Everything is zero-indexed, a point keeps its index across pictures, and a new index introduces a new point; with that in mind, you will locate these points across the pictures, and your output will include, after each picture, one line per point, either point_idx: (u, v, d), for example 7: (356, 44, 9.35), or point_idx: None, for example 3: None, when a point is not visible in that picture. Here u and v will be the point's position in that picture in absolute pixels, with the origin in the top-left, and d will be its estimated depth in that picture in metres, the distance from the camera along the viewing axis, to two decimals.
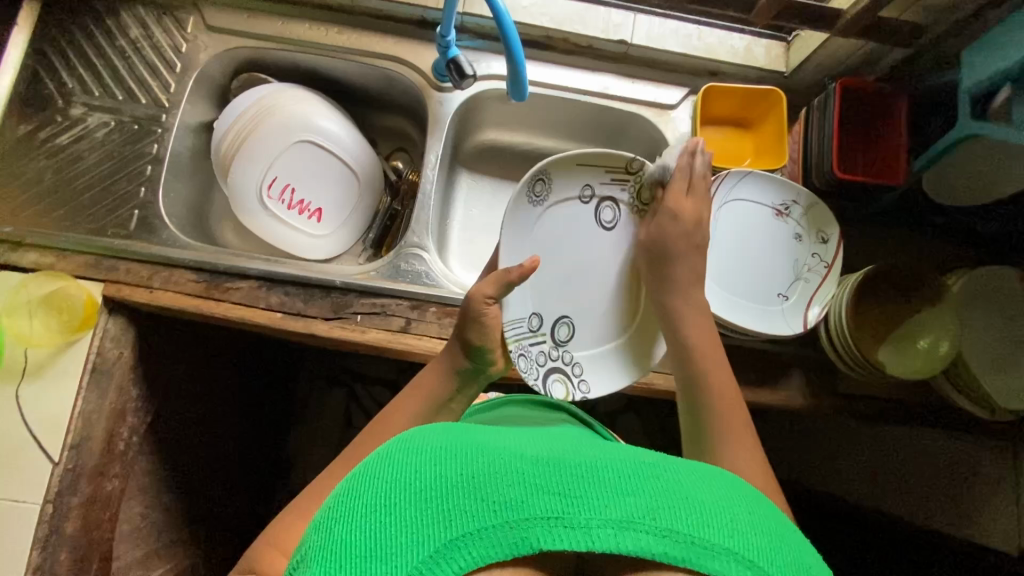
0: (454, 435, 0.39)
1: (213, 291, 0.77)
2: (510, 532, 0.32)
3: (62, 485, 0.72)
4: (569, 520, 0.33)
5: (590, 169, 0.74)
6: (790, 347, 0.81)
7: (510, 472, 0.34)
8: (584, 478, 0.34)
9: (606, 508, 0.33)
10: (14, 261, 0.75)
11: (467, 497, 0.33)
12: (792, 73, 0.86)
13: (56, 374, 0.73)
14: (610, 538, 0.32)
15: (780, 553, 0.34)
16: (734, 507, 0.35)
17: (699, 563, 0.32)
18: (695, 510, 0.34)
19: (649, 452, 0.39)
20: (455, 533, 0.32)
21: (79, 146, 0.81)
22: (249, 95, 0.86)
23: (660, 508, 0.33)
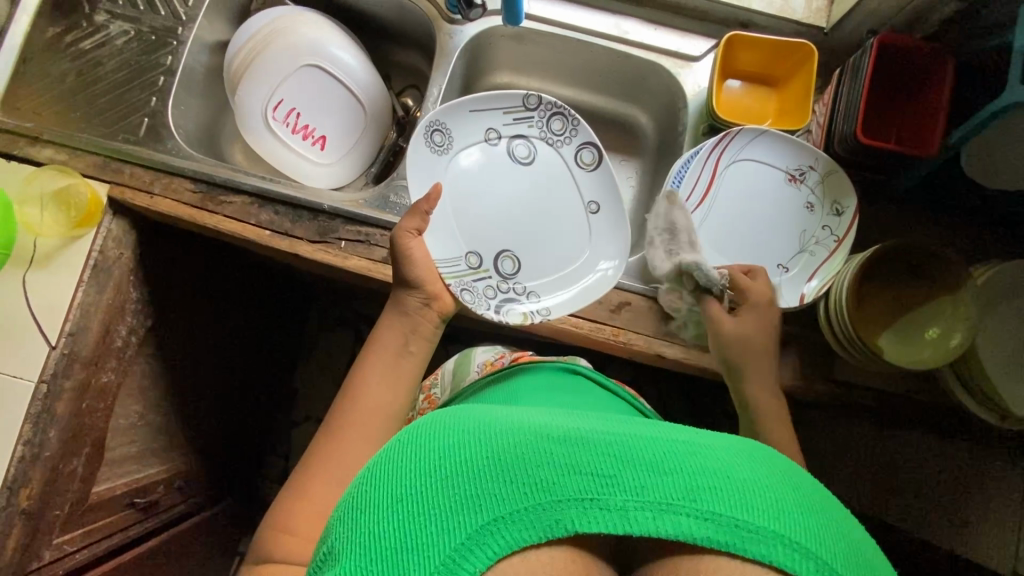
0: (483, 416, 0.43)
1: (207, 203, 0.79)
2: (547, 514, 0.37)
3: (57, 368, 0.77)
4: (604, 502, 0.37)
5: (487, 113, 0.80)
6: (788, 324, 0.76)
7: (543, 455, 0.39)
8: (617, 462, 0.38)
9: (640, 491, 0.37)
10: (31, 155, 0.80)
11: (502, 480, 0.38)
12: (831, 29, 0.78)
13: (59, 265, 0.78)
14: (647, 520, 0.36)
15: (815, 528, 0.38)
16: (770, 484, 0.39)
17: (739, 545, 0.36)
18: (729, 490, 0.38)
19: (684, 432, 0.43)
20: (495, 516, 0.37)
21: (100, 52, 0.84)
22: (263, 16, 0.86)
23: (693, 490, 0.37)
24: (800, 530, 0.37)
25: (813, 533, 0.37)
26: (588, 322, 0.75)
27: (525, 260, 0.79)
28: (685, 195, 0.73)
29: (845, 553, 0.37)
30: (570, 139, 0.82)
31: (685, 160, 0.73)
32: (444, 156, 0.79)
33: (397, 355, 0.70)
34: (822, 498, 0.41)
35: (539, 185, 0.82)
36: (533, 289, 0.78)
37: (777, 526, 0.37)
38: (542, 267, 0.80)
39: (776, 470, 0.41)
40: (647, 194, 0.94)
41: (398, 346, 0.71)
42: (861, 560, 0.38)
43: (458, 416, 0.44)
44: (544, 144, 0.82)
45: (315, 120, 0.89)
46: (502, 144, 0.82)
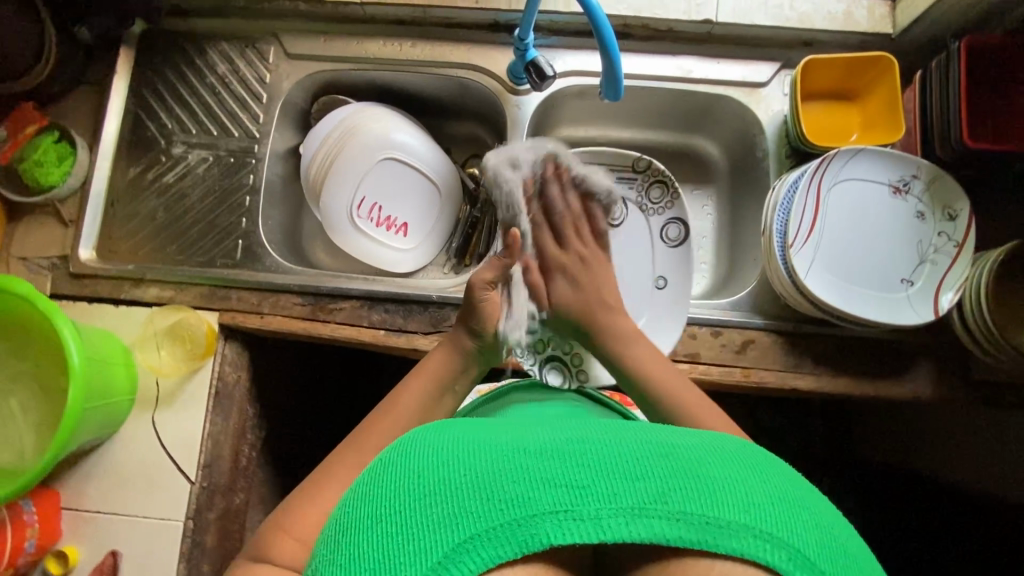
0: (454, 435, 0.40)
1: (318, 312, 0.79)
2: (517, 529, 0.33)
3: (200, 502, 0.77)
4: (578, 513, 0.33)
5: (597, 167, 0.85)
6: (917, 334, 0.75)
7: (516, 469, 0.35)
8: (590, 469, 0.35)
9: (614, 497, 0.34)
10: (139, 296, 0.81)
11: (475, 498, 0.34)
12: (900, 34, 0.78)
13: (186, 399, 0.78)
14: (621, 527, 0.33)
15: (795, 521, 0.35)
16: (746, 477, 0.36)
17: (715, 542, 0.33)
18: (705, 488, 0.34)
19: (657, 430, 0.40)
20: (464, 536, 0.33)
21: (183, 183, 0.86)
22: (331, 119, 0.88)
23: (668, 492, 0.34)
24: (778, 524, 0.34)
25: (792, 528, 0.34)
26: (717, 367, 0.75)
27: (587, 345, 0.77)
28: (797, 224, 0.72)
29: (826, 550, 0.34)
30: (662, 210, 0.84)
31: (788, 191, 0.73)
32: None
33: (439, 388, 0.64)
34: (795, 485, 0.37)
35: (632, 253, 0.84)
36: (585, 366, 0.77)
37: (756, 523, 0.34)
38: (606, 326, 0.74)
39: (756, 464, 0.38)
40: (728, 220, 0.94)
41: (441, 381, 0.64)
42: (844, 553, 0.35)
43: (430, 433, 0.41)
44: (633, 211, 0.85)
45: (387, 212, 0.89)
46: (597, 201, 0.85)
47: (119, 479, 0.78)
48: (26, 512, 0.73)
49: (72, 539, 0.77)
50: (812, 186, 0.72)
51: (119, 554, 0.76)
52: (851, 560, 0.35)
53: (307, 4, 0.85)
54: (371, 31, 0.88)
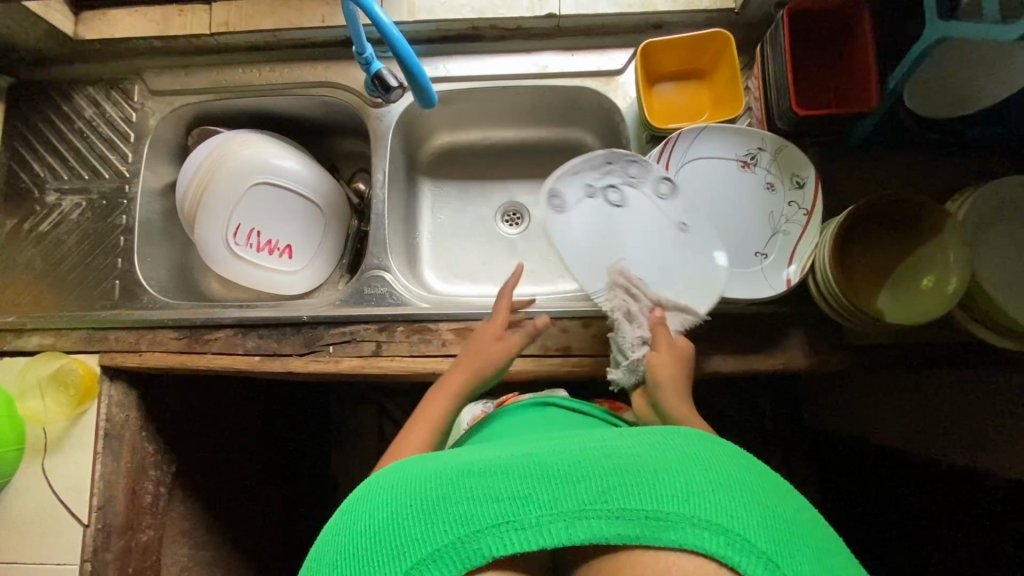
0: (418, 466, 0.45)
1: (194, 345, 0.80)
2: (465, 545, 0.38)
3: (95, 544, 0.78)
4: (519, 522, 0.38)
5: (581, 170, 0.71)
6: (784, 305, 0.75)
7: (465, 490, 0.40)
8: (534, 479, 0.39)
9: (553, 504, 0.38)
10: (21, 346, 0.82)
11: (427, 520, 0.39)
12: (740, 7, 0.78)
13: (73, 444, 0.79)
14: (562, 531, 0.37)
15: (727, 506, 0.37)
16: (680, 467, 0.40)
17: (652, 537, 0.37)
18: (637, 485, 0.38)
19: (609, 439, 0.44)
20: (418, 556, 0.37)
21: (59, 230, 0.86)
22: (202, 150, 0.89)
23: (607, 490, 0.38)
24: (718, 508, 0.37)
25: (736, 511, 0.37)
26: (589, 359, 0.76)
27: (650, 273, 0.70)
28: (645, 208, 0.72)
29: (772, 526, 0.37)
30: (646, 176, 0.72)
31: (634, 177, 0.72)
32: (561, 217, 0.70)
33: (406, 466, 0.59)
34: (738, 470, 0.41)
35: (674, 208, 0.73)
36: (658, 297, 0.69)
37: (682, 508, 0.37)
38: (663, 276, 0.71)
39: (694, 455, 0.41)
40: None
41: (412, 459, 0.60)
42: (792, 532, 0.37)
43: (396, 471, 0.45)
44: (653, 188, 0.72)
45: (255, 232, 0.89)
46: (601, 197, 0.72)
47: (13, 530, 0.78)
48: None
49: None
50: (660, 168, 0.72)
51: None
52: (796, 534, 0.37)
53: (161, 40, 0.86)
54: (230, 60, 0.88)
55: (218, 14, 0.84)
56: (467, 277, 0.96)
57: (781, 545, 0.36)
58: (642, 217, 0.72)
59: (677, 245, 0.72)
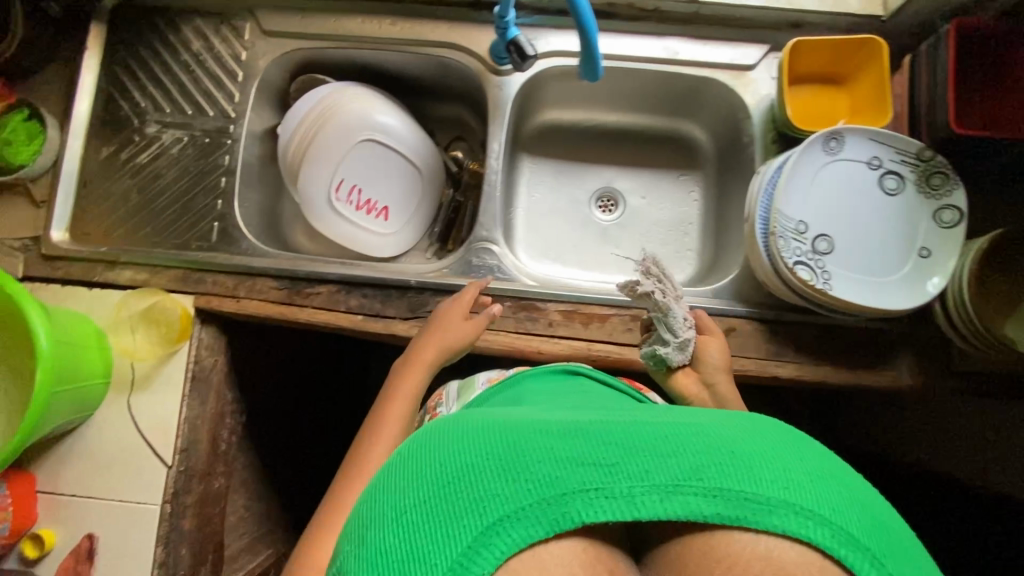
0: (470, 422, 0.39)
1: (295, 297, 0.78)
2: (548, 508, 0.33)
3: (177, 486, 0.77)
4: (609, 490, 0.33)
5: (886, 139, 0.71)
6: (897, 323, 0.75)
7: (541, 449, 0.35)
8: (618, 447, 0.35)
9: (646, 474, 0.34)
10: (113, 279, 0.80)
11: (505, 477, 0.33)
12: (890, 16, 0.76)
13: (160, 384, 0.78)
14: (656, 504, 0.33)
15: (830, 493, 0.34)
16: (773, 449, 0.36)
17: (755, 519, 0.33)
18: (734, 462, 0.34)
19: (683, 410, 0.40)
20: (490, 519, 0.32)
21: (158, 164, 0.84)
22: (310, 98, 0.86)
23: (701, 467, 0.34)
24: (818, 498, 0.34)
25: (835, 502, 0.34)
26: None
27: (841, 256, 0.71)
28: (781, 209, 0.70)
29: (868, 518, 0.34)
30: (934, 194, 0.70)
31: (771, 176, 0.71)
32: (823, 160, 0.71)
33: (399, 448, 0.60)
34: (827, 459, 0.37)
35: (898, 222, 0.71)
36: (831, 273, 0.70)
37: (788, 494, 0.34)
38: (846, 266, 0.70)
39: (784, 437, 0.37)
40: (714, 205, 0.93)
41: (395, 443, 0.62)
42: (884, 525, 0.35)
43: (443, 426, 0.39)
44: (916, 194, 0.71)
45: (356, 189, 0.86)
46: (877, 175, 0.71)
47: (93, 463, 0.77)
48: None
49: (47, 522, 0.76)
50: (799, 170, 0.71)
51: (95, 538, 0.75)
52: (892, 531, 0.35)
53: None
54: (349, 7, 0.85)
55: None
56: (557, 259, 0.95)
57: (885, 540, 0.34)
58: (895, 216, 0.71)
59: (807, 244, 0.70)
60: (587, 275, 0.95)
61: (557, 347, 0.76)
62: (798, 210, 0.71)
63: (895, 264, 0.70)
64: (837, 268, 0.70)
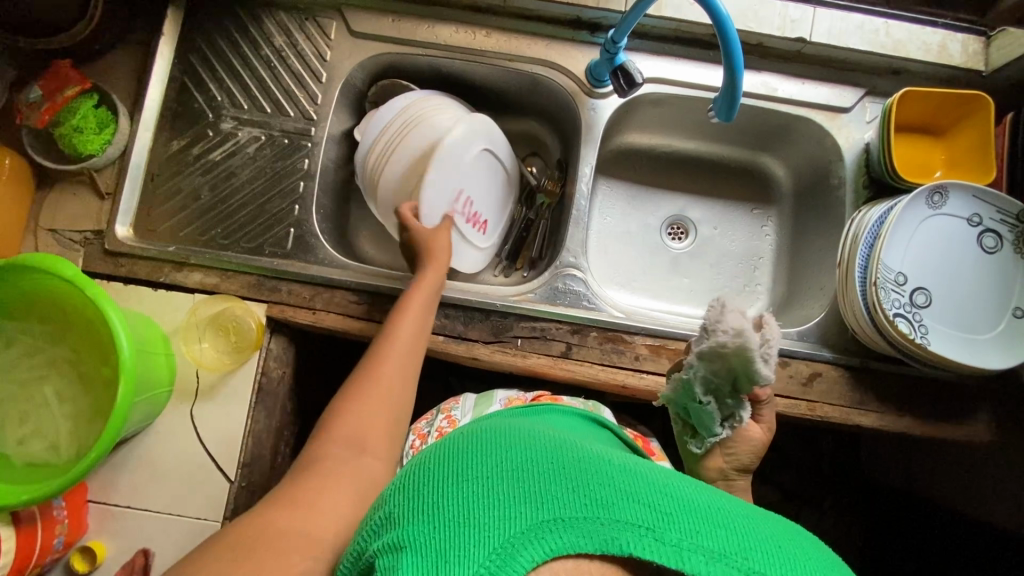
0: (549, 440, 0.43)
1: (375, 313, 0.76)
2: (602, 527, 0.35)
3: (239, 503, 0.74)
4: (660, 534, 0.35)
5: (988, 197, 0.71)
6: (977, 379, 0.75)
7: (606, 477, 0.38)
8: (676, 502, 0.37)
9: (696, 535, 0.36)
10: (180, 281, 0.76)
11: (571, 487, 0.37)
12: (991, 72, 0.77)
13: (228, 394, 0.74)
14: (703, 566, 0.34)
15: None
16: (819, 566, 0.37)
17: None
18: (781, 558, 0.36)
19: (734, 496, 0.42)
20: (546, 516, 0.35)
21: (232, 162, 0.80)
22: (394, 105, 0.83)
23: (750, 549, 0.36)
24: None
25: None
26: (783, 399, 0.74)
27: (937, 310, 0.70)
28: (883, 260, 0.70)
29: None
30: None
31: (875, 225, 0.70)
32: (925, 213, 0.71)
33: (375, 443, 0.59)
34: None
35: (993, 281, 0.71)
36: (927, 328, 0.70)
37: None
38: (942, 320, 0.70)
39: (828, 559, 0.39)
40: (789, 243, 0.92)
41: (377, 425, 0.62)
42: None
43: (524, 434, 0.44)
44: (1012, 254, 0.71)
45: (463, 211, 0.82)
46: (976, 232, 0.71)
47: (151, 474, 0.73)
48: (55, 508, 0.68)
49: (97, 534, 0.72)
50: (902, 222, 0.70)
51: (150, 554, 0.71)
52: None
53: None
54: (442, 15, 0.82)
55: None
56: (626, 285, 0.92)
57: None
58: (992, 274, 0.71)
59: (906, 297, 0.70)
60: (657, 305, 0.92)
61: (643, 382, 0.74)
62: (899, 264, 0.70)
63: (991, 322, 0.70)
64: (932, 321, 0.70)
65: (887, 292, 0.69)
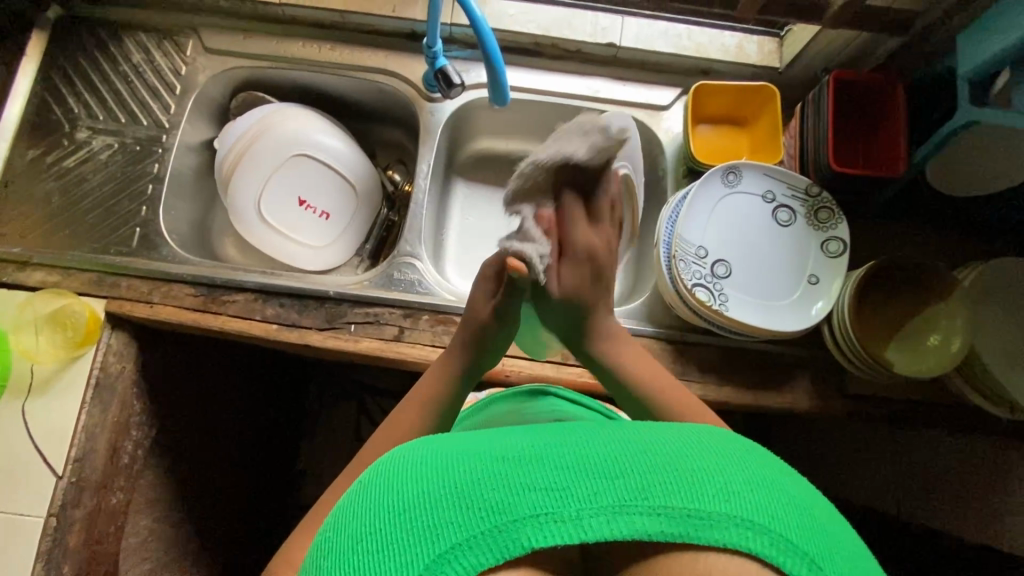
0: (436, 448, 0.38)
1: (210, 304, 0.78)
2: (499, 534, 0.32)
3: (66, 499, 0.73)
4: (559, 515, 0.32)
5: (778, 175, 0.76)
6: (797, 348, 0.78)
7: (491, 474, 0.34)
8: (567, 469, 0.34)
9: (594, 497, 0.33)
10: (22, 280, 0.78)
11: (454, 508, 0.33)
12: (785, 68, 0.84)
13: (60, 389, 0.75)
14: (604, 526, 0.32)
15: (777, 509, 0.34)
16: (717, 466, 0.35)
17: (699, 535, 0.32)
18: (679, 480, 0.33)
19: (646, 424, 0.39)
20: (441, 548, 0.32)
21: (84, 168, 0.84)
22: (250, 115, 0.88)
23: (647, 486, 0.33)
24: (753, 507, 0.33)
25: (774, 510, 0.34)
26: None
27: (737, 280, 0.75)
28: (683, 234, 0.74)
29: (804, 524, 0.34)
30: (821, 228, 0.76)
31: (676, 204, 0.75)
32: (722, 192, 0.77)
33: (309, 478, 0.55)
34: (772, 467, 0.37)
35: (789, 252, 0.76)
36: (727, 296, 0.74)
37: (728, 510, 0.33)
38: (742, 289, 0.75)
39: (732, 448, 0.37)
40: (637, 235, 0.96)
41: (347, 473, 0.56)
42: (823, 529, 0.35)
43: (412, 453, 0.38)
44: (806, 227, 0.76)
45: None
46: (771, 208, 0.77)
47: None
48: None
49: None
50: (701, 199, 0.75)
51: None
52: (835, 546, 0.35)
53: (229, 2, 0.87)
54: (291, 32, 0.89)
55: None
56: None
57: (820, 546, 0.34)
58: (787, 246, 0.76)
59: (707, 268, 0.75)
60: None
61: None
62: (700, 238, 0.75)
63: (787, 289, 0.75)
64: (732, 289, 0.75)
65: (687, 263, 0.73)
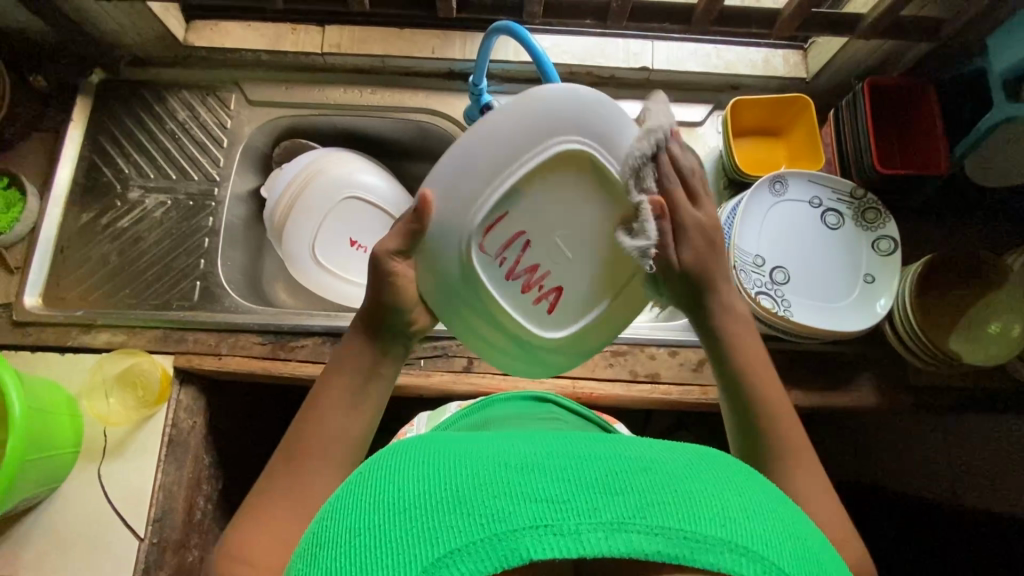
0: (436, 449, 0.34)
1: (279, 351, 0.79)
2: (491, 545, 0.28)
3: (149, 561, 0.72)
4: (557, 527, 0.28)
5: (823, 181, 0.79)
6: (856, 346, 0.80)
7: (488, 481, 0.30)
8: (568, 481, 0.30)
9: (592, 511, 0.28)
10: (88, 342, 0.78)
11: (450, 513, 0.29)
12: (813, 78, 0.87)
13: (135, 450, 0.74)
14: (600, 542, 0.28)
15: (778, 540, 0.30)
16: (721, 490, 0.31)
17: (693, 558, 0.28)
18: (679, 497, 0.29)
19: (648, 443, 0.35)
20: (440, 552, 0.27)
21: (139, 228, 0.86)
22: (295, 164, 0.90)
23: (648, 503, 0.29)
24: (754, 536, 0.29)
25: (771, 538, 0.30)
26: (676, 387, 0.79)
27: (796, 284, 0.77)
28: (741, 244, 0.76)
29: (806, 564, 0.30)
30: (869, 228, 0.78)
31: (730, 216, 0.77)
32: (772, 201, 0.79)
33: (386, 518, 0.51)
34: (771, 500, 0.33)
35: (843, 254, 0.78)
36: (789, 302, 0.76)
37: (724, 534, 0.29)
38: (802, 293, 0.77)
39: (734, 476, 0.33)
40: None
41: None
42: (820, 564, 0.30)
43: (415, 454, 0.34)
44: (856, 228, 0.79)
45: (498, 269, 0.52)
46: (820, 213, 0.79)
47: (59, 541, 0.72)
48: None
49: None
50: (753, 209, 0.78)
51: None
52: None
53: (270, 54, 0.89)
54: (331, 80, 0.91)
55: (331, 36, 0.88)
56: None
57: None
58: (841, 248, 0.78)
59: (766, 276, 0.77)
60: None
61: (543, 386, 0.78)
62: (756, 247, 0.77)
63: (846, 290, 0.77)
64: (793, 294, 0.76)
65: (749, 272, 0.75)
